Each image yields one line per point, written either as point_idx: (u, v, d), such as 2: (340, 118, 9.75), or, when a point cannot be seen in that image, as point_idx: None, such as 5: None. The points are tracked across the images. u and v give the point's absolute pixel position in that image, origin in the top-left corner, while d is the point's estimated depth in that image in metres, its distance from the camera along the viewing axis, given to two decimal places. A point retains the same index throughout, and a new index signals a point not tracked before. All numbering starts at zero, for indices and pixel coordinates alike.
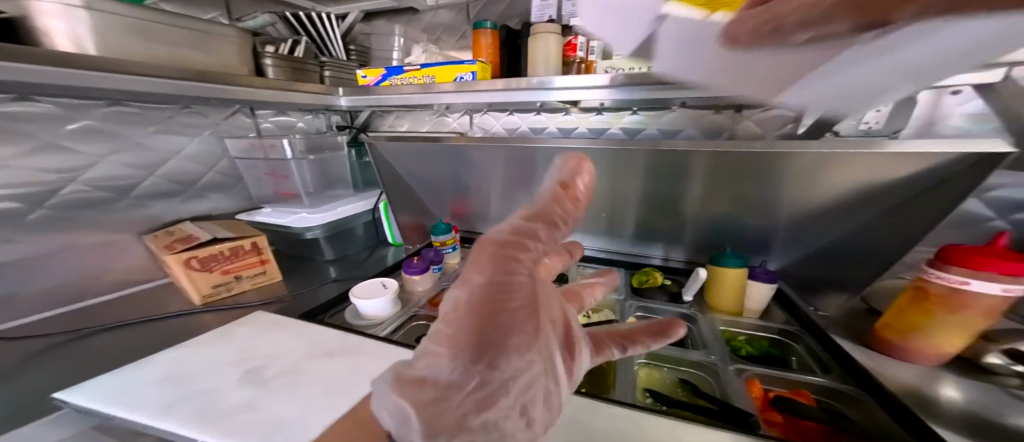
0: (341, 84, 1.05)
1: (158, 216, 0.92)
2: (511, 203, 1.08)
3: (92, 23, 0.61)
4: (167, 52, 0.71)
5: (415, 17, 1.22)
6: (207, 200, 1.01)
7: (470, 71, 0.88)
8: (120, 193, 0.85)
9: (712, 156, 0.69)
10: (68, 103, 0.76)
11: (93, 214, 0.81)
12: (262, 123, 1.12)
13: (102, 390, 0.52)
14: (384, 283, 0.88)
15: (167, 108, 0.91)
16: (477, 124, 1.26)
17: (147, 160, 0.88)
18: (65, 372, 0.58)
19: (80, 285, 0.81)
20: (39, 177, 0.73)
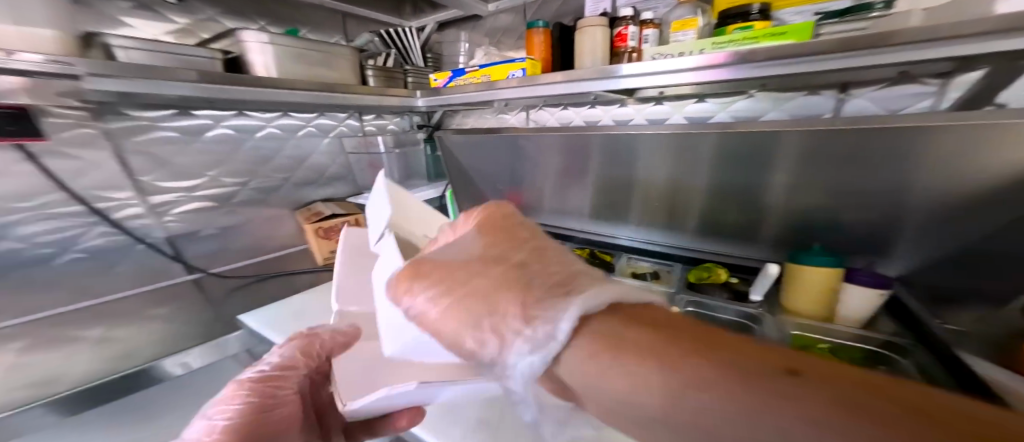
0: (421, 87, 1.22)
1: (301, 198, 1.26)
2: (566, 193, 1.10)
3: (274, 53, 0.84)
4: (309, 71, 0.92)
5: (478, 23, 1.35)
6: (335, 187, 1.33)
7: (521, 68, 0.96)
8: (286, 179, 1.21)
9: (810, 136, 0.60)
10: (262, 116, 1.13)
11: (266, 198, 1.19)
12: (367, 126, 1.39)
13: (261, 315, 0.75)
14: None
15: (311, 116, 1.23)
16: (532, 119, 1.33)
17: (283, 157, 1.17)
18: (235, 307, 0.85)
19: (252, 246, 1.16)
20: (235, 169, 1.11)
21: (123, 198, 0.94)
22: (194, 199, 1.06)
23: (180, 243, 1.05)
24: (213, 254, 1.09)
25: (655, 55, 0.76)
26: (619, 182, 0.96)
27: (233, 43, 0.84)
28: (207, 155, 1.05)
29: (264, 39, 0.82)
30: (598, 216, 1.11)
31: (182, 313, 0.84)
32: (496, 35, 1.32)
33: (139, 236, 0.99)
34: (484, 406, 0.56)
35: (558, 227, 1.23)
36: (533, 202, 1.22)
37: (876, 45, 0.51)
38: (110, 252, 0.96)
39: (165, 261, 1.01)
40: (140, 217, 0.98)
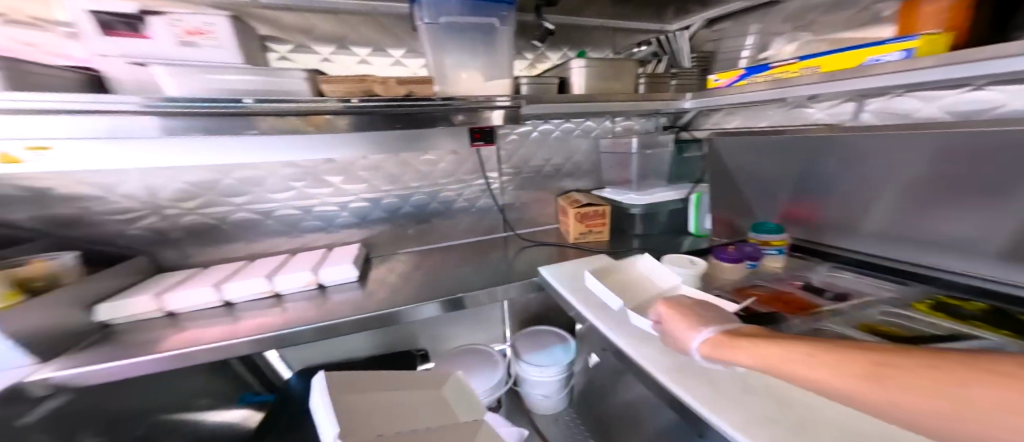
0: (685, 89, 1.27)
1: (560, 188, 1.51)
2: (924, 216, 0.85)
3: (585, 73, 1.05)
4: (604, 85, 1.09)
5: (779, 7, 1.20)
6: (584, 180, 1.52)
7: (907, 49, 0.70)
8: (557, 171, 1.48)
9: (936, 143, 0.78)
10: (554, 123, 1.41)
11: (541, 185, 1.49)
12: (617, 127, 1.53)
13: (557, 270, 1.02)
14: (693, 259, 1.02)
15: (581, 121, 1.44)
16: (873, 110, 0.99)
17: (552, 154, 1.45)
18: (514, 265, 1.14)
19: (520, 221, 1.52)
20: (525, 164, 1.44)
21: (464, 180, 1.39)
22: (499, 183, 1.44)
23: (485, 214, 1.47)
24: (496, 224, 1.50)
25: None
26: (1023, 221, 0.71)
27: (565, 71, 1.10)
28: (527, 154, 1.42)
29: (581, 64, 1.05)
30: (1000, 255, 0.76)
31: (482, 262, 1.20)
32: (822, 14, 1.10)
33: (466, 205, 1.43)
34: (799, 424, 0.46)
35: (913, 263, 0.91)
36: (846, 219, 1.02)
37: None
38: (452, 215, 1.42)
39: (474, 224, 1.46)
40: (473, 194, 1.42)
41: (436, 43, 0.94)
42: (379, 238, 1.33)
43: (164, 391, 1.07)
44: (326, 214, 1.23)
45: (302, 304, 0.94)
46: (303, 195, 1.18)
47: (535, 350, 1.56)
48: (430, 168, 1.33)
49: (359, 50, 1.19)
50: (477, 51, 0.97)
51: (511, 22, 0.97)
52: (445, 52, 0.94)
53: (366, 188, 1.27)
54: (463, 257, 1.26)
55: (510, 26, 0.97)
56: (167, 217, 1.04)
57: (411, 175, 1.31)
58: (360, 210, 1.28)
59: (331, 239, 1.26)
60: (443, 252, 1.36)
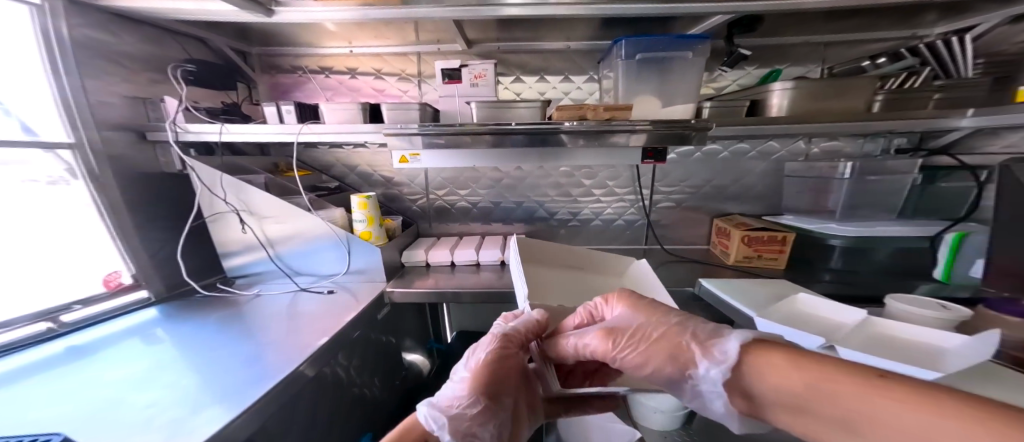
0: (964, 104, 0.94)
1: (721, 210, 1.48)
2: None
3: (790, 95, 0.98)
4: (817, 106, 0.98)
5: None
6: (753, 205, 1.45)
7: None
8: (719, 192, 1.47)
9: None
10: (722, 143, 1.40)
11: (701, 205, 1.50)
12: (813, 148, 1.39)
13: (717, 283, 0.96)
14: (946, 304, 0.72)
15: (760, 142, 1.37)
16: None
17: (719, 174, 1.44)
18: (671, 275, 1.21)
19: (675, 238, 1.56)
20: (685, 184, 1.48)
21: (624, 193, 1.55)
22: (654, 199, 1.53)
23: (636, 226, 1.58)
24: (648, 236, 1.58)
25: None
26: None
27: (760, 91, 1.04)
28: (690, 172, 1.45)
29: (786, 86, 0.98)
30: None
31: None
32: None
33: (619, 216, 1.58)
34: None
35: None
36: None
37: None
38: (605, 223, 1.59)
39: (627, 234, 1.59)
40: (626, 207, 1.56)
41: (631, 75, 1.13)
42: (544, 232, 1.60)
43: (398, 322, 1.47)
44: (508, 208, 1.57)
45: (495, 274, 1.24)
46: (497, 193, 1.54)
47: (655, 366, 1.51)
48: (598, 178, 1.53)
49: (556, 79, 1.50)
50: (668, 78, 1.12)
51: (705, 52, 1.09)
52: (636, 78, 1.13)
53: (542, 191, 1.55)
54: None
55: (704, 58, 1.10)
56: (422, 200, 1.53)
57: (578, 184, 1.54)
58: (535, 209, 1.57)
59: (506, 229, 1.60)
60: None
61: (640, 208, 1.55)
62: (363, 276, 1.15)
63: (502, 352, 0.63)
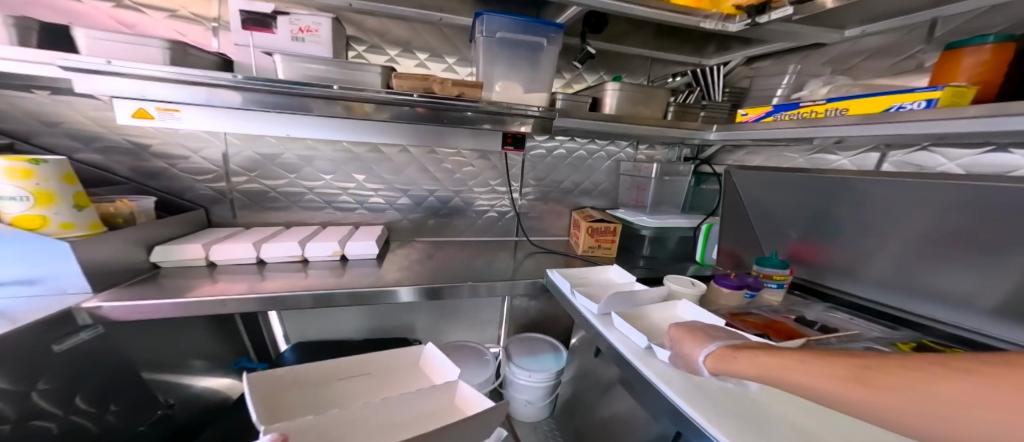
0: (714, 121, 1.36)
1: (573, 203, 1.69)
2: (878, 262, 1.05)
3: (618, 96, 1.21)
4: (635, 109, 1.23)
5: (822, 50, 1.29)
6: (597, 199, 1.74)
7: (928, 99, 0.75)
8: (574, 188, 1.67)
9: (815, 206, 1.14)
10: (580, 141, 1.62)
11: (563, 197, 1.67)
12: (638, 154, 1.73)
13: (563, 272, 1.18)
14: (695, 281, 1.08)
15: (605, 143, 1.66)
16: (892, 162, 1.11)
17: (578, 168, 1.64)
18: (530, 269, 1.28)
19: (543, 230, 1.68)
20: (548, 179, 1.61)
21: (497, 183, 1.53)
22: (523, 193, 1.58)
23: (507, 220, 1.60)
24: (517, 228, 1.63)
25: None
26: (942, 287, 0.93)
27: (598, 91, 1.27)
28: (551, 167, 1.60)
29: (614, 88, 1.20)
30: (998, 312, 0.85)
31: (489, 261, 1.33)
32: (840, 63, 1.24)
33: (489, 209, 1.55)
34: None
35: (895, 308, 1.05)
36: (849, 266, 1.13)
37: (922, 120, 0.75)
38: (466, 216, 1.53)
39: (496, 227, 1.59)
40: (500, 200, 1.56)
41: (490, 57, 1.07)
42: (411, 224, 1.45)
43: (164, 345, 1.11)
44: (360, 197, 1.36)
45: (329, 272, 1.04)
46: (344, 177, 1.32)
47: (525, 355, 1.58)
48: (467, 167, 1.46)
49: (421, 55, 1.34)
50: (527, 68, 1.11)
51: (558, 43, 1.10)
52: (500, 63, 1.08)
53: (403, 180, 1.39)
54: (493, 254, 1.42)
55: (556, 48, 1.10)
56: (223, 180, 1.21)
57: (448, 172, 1.44)
58: (396, 197, 1.41)
59: (360, 218, 1.39)
60: (458, 248, 1.46)
61: (512, 199, 1.57)
62: (29, 292, 0.77)
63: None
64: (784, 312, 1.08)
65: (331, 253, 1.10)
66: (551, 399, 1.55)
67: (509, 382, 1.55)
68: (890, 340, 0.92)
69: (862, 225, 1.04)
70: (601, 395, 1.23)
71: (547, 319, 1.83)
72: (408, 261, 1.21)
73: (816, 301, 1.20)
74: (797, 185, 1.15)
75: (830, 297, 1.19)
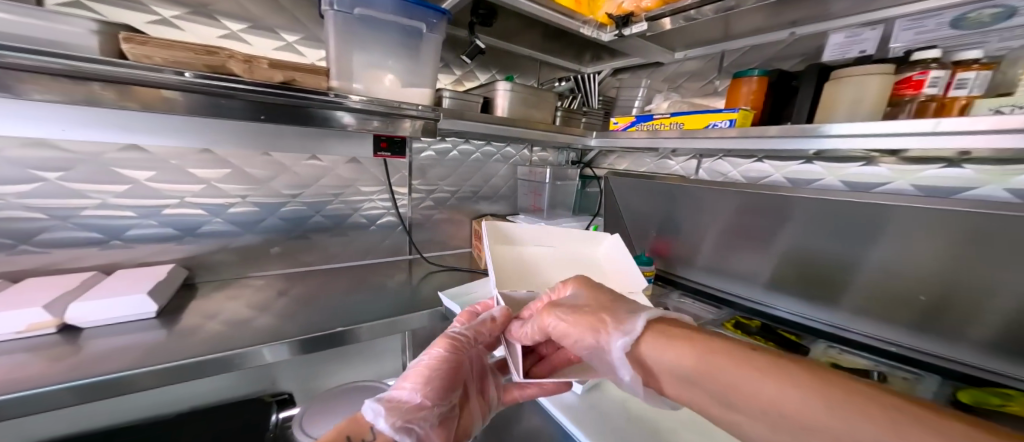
0: (593, 128, 1.41)
1: (475, 210, 1.58)
2: (699, 251, 1.22)
3: (510, 98, 1.12)
4: (523, 112, 1.16)
5: (660, 69, 1.41)
6: (499, 205, 1.66)
7: (729, 119, 0.87)
8: (473, 194, 1.55)
9: (657, 206, 1.27)
10: (475, 144, 1.49)
11: (461, 205, 1.53)
12: (534, 157, 1.72)
13: (456, 293, 1.06)
14: None
15: (502, 147, 1.58)
16: (706, 169, 1.29)
17: (473, 171, 1.52)
18: (418, 293, 1.10)
19: (442, 241, 1.52)
20: (439, 186, 1.44)
21: (375, 191, 1.29)
22: (409, 202, 1.38)
23: (396, 234, 1.38)
24: (403, 244, 1.41)
25: (1006, 108, 0.54)
26: (739, 269, 1.13)
27: (488, 90, 1.16)
28: (444, 172, 1.44)
29: (506, 88, 1.11)
30: (774, 285, 1.05)
31: (361, 292, 1.08)
32: (672, 82, 1.38)
33: (363, 225, 1.30)
34: None
35: (715, 287, 1.24)
36: (685, 256, 1.28)
37: (732, 140, 0.88)
38: (331, 235, 1.24)
39: (379, 244, 1.35)
40: (380, 212, 1.32)
41: (351, 42, 0.85)
42: (230, 256, 1.07)
43: None
44: (109, 225, 0.91)
45: (44, 353, 0.64)
46: (71, 193, 0.86)
47: None
48: (323, 175, 1.17)
49: (229, 24, 0.97)
50: (404, 57, 0.92)
51: (440, 31, 0.93)
52: (362, 50, 0.86)
53: (205, 193, 1.01)
54: (375, 280, 1.19)
55: (438, 36, 0.94)
56: None
57: (293, 181, 1.13)
58: (197, 221, 1.01)
59: (110, 260, 0.93)
60: (330, 276, 1.19)
61: (398, 210, 1.35)
62: None
63: (456, 347, 0.60)
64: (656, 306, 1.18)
65: (24, 329, 0.66)
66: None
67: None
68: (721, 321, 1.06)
69: (688, 219, 1.19)
70: None
71: None
72: (221, 311, 0.86)
73: (670, 289, 1.34)
74: (641, 187, 1.26)
75: (678, 284, 1.33)
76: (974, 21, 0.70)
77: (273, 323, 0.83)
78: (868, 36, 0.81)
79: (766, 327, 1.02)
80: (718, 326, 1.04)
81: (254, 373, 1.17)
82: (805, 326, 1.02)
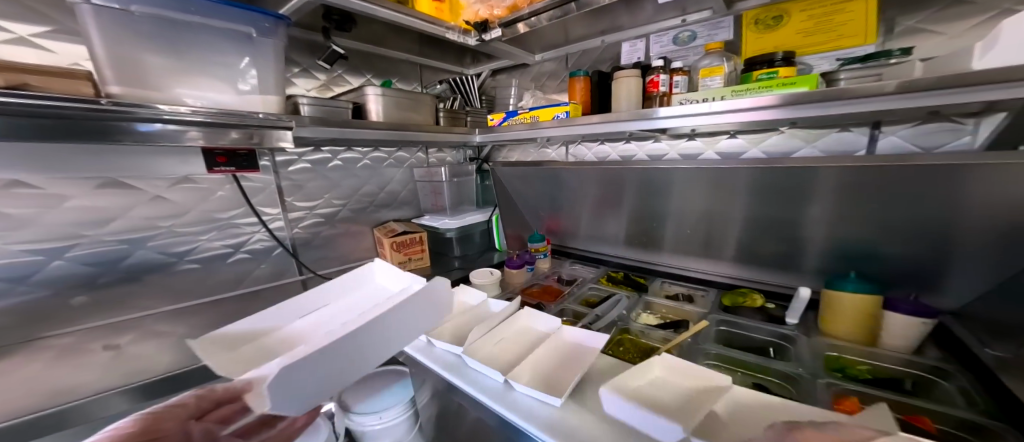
0: (478, 125, 1.53)
1: (378, 218, 1.58)
2: (583, 223, 1.40)
3: (382, 102, 1.15)
4: (402, 115, 1.21)
5: (527, 70, 1.62)
6: (402, 209, 1.67)
7: (565, 111, 1.12)
8: (370, 202, 1.54)
9: (540, 188, 1.43)
10: (361, 151, 1.48)
11: (358, 215, 1.51)
12: (430, 158, 1.76)
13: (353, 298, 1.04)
14: (492, 271, 1.19)
15: (393, 151, 1.60)
16: (572, 154, 1.53)
17: (365, 178, 1.51)
18: None
19: (345, 255, 1.49)
20: (324, 198, 1.39)
21: (230, 214, 1.19)
22: (283, 220, 1.31)
23: (271, 256, 1.30)
24: (286, 267, 1.34)
25: (683, 100, 0.89)
26: (604, 235, 1.37)
27: (358, 96, 1.17)
28: (329, 182, 1.40)
29: (377, 93, 1.14)
30: (629, 242, 1.30)
31: None
32: (539, 81, 1.60)
33: (225, 252, 1.20)
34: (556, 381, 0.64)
35: (593, 252, 1.46)
36: (570, 228, 1.47)
37: (575, 124, 1.09)
38: (168, 272, 1.10)
39: (254, 267, 1.27)
40: (236, 232, 1.21)
41: (141, 43, 0.74)
42: (7, 319, 0.90)
43: None
44: None
45: None
46: None
47: (364, 399, 1.31)
48: (138, 202, 1.03)
49: None
50: (232, 61, 0.86)
51: (279, 36, 0.91)
52: (160, 51, 0.77)
53: None
54: None
55: (275, 40, 0.91)
56: None
57: (83, 213, 0.96)
58: None
59: None
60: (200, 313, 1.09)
61: (272, 232, 1.28)
62: None
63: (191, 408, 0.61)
64: (551, 274, 1.35)
65: None
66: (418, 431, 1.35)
67: (358, 434, 1.25)
68: (596, 277, 1.25)
69: (560, 196, 1.40)
70: (444, 417, 1.13)
71: None
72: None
73: (563, 259, 1.52)
74: (519, 172, 1.43)
75: (569, 254, 1.52)
76: (683, 40, 1.15)
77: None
78: (640, 47, 1.25)
79: (626, 276, 1.25)
80: (595, 281, 1.22)
81: None
82: (643, 270, 1.28)
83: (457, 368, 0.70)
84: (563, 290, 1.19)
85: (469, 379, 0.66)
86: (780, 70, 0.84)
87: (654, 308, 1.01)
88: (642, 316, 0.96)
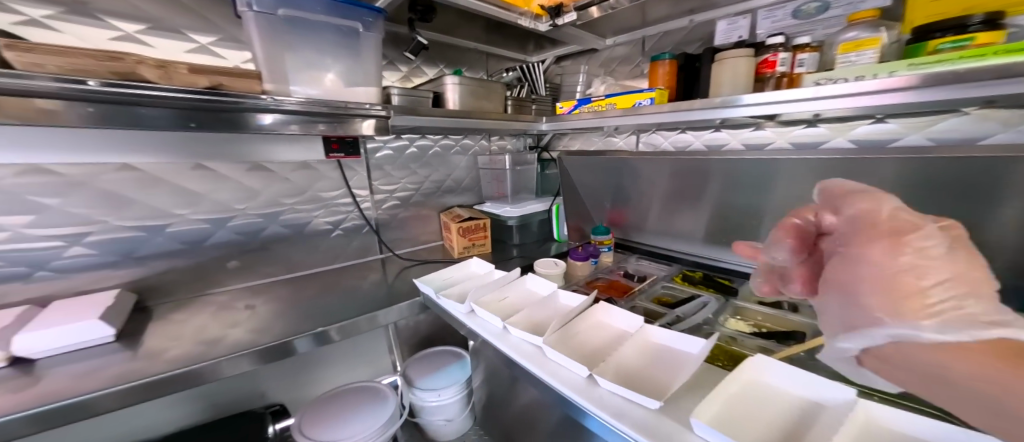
0: (543, 113, 1.50)
1: (443, 204, 1.64)
2: (664, 217, 1.30)
3: (459, 91, 1.18)
4: (476, 103, 1.24)
5: (596, 55, 1.55)
6: (464, 196, 1.72)
7: (649, 98, 1.04)
8: (438, 188, 1.60)
9: (613, 180, 1.37)
10: (433, 138, 1.54)
11: (427, 200, 1.58)
12: (493, 145, 1.78)
13: (433, 281, 1.09)
14: (557, 261, 1.17)
15: (459, 138, 1.63)
16: (644, 142, 1.45)
17: (435, 165, 1.57)
18: (389, 289, 1.15)
19: (414, 238, 1.57)
20: (400, 184, 1.47)
21: (330, 197, 1.31)
22: (368, 203, 1.41)
23: (356, 236, 1.41)
24: (367, 246, 1.45)
25: (823, 80, 0.75)
26: (681, 231, 1.28)
27: (436, 85, 1.21)
28: (404, 168, 1.47)
29: (454, 82, 1.16)
30: (710, 239, 1.21)
31: (335, 296, 1.11)
32: (609, 66, 1.52)
33: (322, 231, 1.32)
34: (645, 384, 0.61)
35: (666, 249, 1.38)
36: (637, 221, 1.40)
37: (658, 113, 1.02)
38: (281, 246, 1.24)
39: (342, 245, 1.38)
40: (332, 213, 1.33)
41: (284, 41, 0.84)
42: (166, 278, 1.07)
43: None
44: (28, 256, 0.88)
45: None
46: None
47: (426, 375, 1.38)
48: (272, 183, 1.17)
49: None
50: (341, 56, 0.93)
51: (378, 29, 0.95)
52: (297, 48, 0.86)
53: (127, 215, 0.97)
54: (343, 283, 1.21)
55: (376, 34, 0.96)
56: None
57: (235, 192, 1.11)
58: (129, 243, 0.99)
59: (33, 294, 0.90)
60: (303, 283, 1.22)
61: (362, 212, 1.39)
62: None
63: None
64: (616, 269, 1.29)
65: None
66: (470, 410, 1.41)
67: (419, 408, 1.33)
68: (670, 274, 1.18)
69: (630, 187, 1.33)
70: (501, 402, 1.15)
71: (444, 329, 1.71)
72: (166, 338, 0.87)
73: (627, 253, 1.45)
74: (587, 161, 1.38)
75: (635, 248, 1.44)
76: (807, 13, 1.00)
77: (235, 336, 0.85)
78: (742, 24, 1.09)
79: (706, 276, 1.16)
80: (668, 279, 1.16)
81: (227, 389, 1.16)
82: (722, 270, 1.18)
83: (532, 357, 0.71)
84: (632, 285, 1.14)
85: (551, 371, 0.66)
86: (981, 35, 0.64)
87: (746, 315, 0.93)
88: (732, 322, 0.89)
